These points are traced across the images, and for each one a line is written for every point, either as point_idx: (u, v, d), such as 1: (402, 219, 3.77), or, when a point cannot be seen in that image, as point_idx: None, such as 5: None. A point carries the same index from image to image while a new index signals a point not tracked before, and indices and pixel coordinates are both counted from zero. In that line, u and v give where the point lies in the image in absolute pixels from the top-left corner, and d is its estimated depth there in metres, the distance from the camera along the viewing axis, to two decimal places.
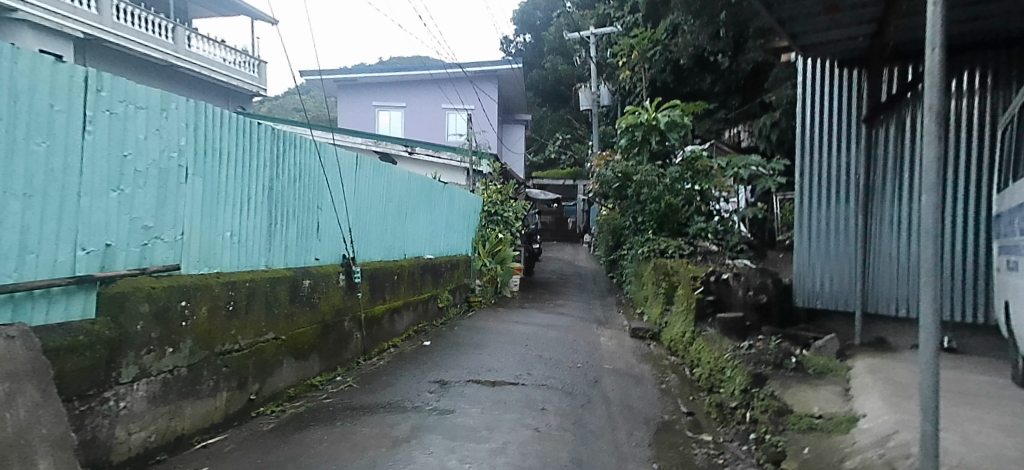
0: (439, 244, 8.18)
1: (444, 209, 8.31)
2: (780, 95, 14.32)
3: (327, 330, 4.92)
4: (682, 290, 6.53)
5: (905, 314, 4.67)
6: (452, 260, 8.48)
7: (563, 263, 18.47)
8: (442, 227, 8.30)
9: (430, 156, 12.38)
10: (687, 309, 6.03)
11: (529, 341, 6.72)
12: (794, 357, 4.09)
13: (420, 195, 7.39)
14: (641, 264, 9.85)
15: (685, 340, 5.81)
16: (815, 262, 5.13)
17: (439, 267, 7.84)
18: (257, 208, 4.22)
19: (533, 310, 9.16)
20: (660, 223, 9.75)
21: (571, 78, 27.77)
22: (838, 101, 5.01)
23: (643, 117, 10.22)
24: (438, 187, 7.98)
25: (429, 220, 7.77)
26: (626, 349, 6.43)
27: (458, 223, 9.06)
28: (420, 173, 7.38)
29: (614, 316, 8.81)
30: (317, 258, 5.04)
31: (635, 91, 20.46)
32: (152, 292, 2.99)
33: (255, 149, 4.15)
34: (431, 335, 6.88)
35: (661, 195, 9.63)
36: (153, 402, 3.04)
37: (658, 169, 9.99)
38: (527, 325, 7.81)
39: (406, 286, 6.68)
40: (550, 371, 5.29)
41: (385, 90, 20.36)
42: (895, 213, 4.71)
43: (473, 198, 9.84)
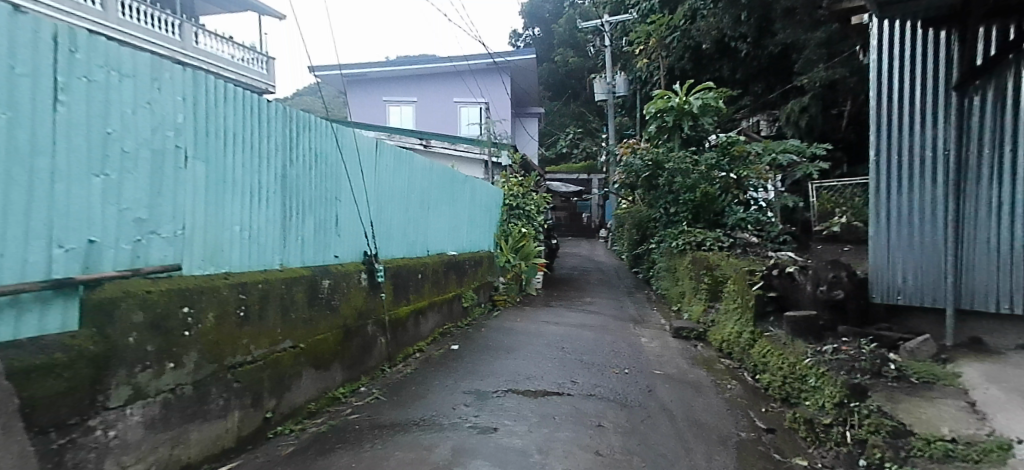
0: (463, 239, 7.65)
1: (467, 202, 7.78)
2: (811, 79, 13.59)
3: (350, 336, 4.42)
4: (732, 285, 5.95)
5: (1007, 310, 3.93)
6: (476, 257, 7.95)
7: (583, 259, 17.89)
8: (466, 223, 7.77)
9: (445, 149, 11.84)
10: (742, 306, 5.46)
11: (564, 343, 6.17)
12: (893, 363, 3.51)
13: (443, 187, 6.87)
14: (674, 259, 9.23)
15: (741, 341, 5.24)
16: (895, 254, 4.54)
17: (463, 265, 7.31)
18: (270, 199, 3.72)
19: (561, 308, 8.62)
20: (696, 213, 9.19)
21: (584, 71, 27.24)
22: (919, 69, 4.38)
23: (674, 101, 9.64)
24: (461, 178, 7.45)
25: (452, 213, 7.24)
26: (673, 351, 5.86)
27: (482, 217, 8.52)
28: (443, 163, 6.83)
29: (649, 315, 8.23)
30: (336, 256, 4.53)
31: (652, 80, 19.82)
32: (147, 298, 2.48)
33: (265, 131, 3.65)
34: (458, 338, 6.35)
35: (697, 183, 9.04)
36: (152, 428, 2.54)
37: (691, 155, 9.39)
38: (559, 325, 7.26)
39: (430, 285, 6.17)
40: (595, 378, 4.75)
41: (394, 85, 19.80)
42: (991, 194, 4.00)
43: (496, 191, 9.30)
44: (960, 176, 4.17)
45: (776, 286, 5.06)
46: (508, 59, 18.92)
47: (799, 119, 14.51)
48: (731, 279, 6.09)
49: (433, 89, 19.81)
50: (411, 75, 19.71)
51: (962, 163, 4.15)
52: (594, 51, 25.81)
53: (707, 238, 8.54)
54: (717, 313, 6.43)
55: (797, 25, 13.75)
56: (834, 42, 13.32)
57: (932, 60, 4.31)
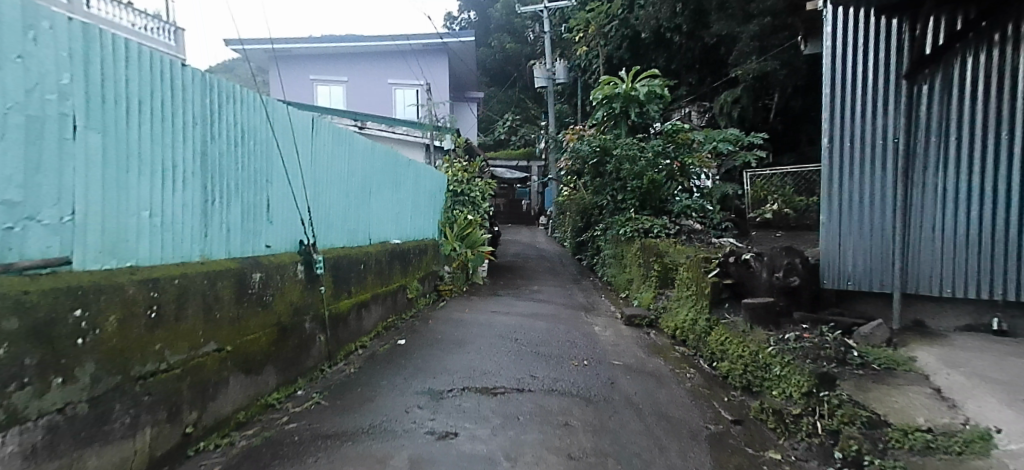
0: (406, 226, 7.18)
1: (411, 187, 7.30)
2: (744, 71, 14.06)
3: (286, 334, 3.90)
4: (685, 273, 5.91)
5: (948, 293, 4.18)
6: (421, 245, 7.51)
7: (524, 246, 17.74)
8: (409, 209, 7.29)
9: (383, 132, 11.15)
10: (697, 294, 5.42)
11: (517, 334, 5.91)
12: (854, 351, 3.56)
13: (385, 171, 6.36)
14: (621, 246, 9.23)
15: (697, 329, 5.21)
16: (844, 239, 4.68)
17: (407, 254, 6.84)
18: (187, 180, 3.14)
19: (509, 297, 8.37)
20: (643, 201, 9.20)
21: (522, 57, 26.98)
22: (870, 59, 4.49)
23: (621, 87, 9.59)
24: (405, 161, 6.96)
25: (395, 199, 6.75)
26: (627, 340, 5.78)
27: (426, 203, 8.06)
28: (386, 144, 6.30)
29: (599, 303, 8.16)
30: (268, 245, 3.98)
31: (591, 68, 19.92)
32: (24, 301, 1.92)
33: (180, 100, 3.07)
34: (404, 332, 5.91)
35: (644, 170, 9.00)
36: (33, 459, 1.96)
37: (637, 142, 9.39)
38: (510, 315, 6.99)
39: (373, 276, 5.66)
40: (555, 372, 4.53)
41: (324, 63, 18.52)
42: (938, 183, 4.19)
43: (440, 176, 8.84)
44: (907, 165, 4.33)
45: (732, 273, 5.06)
46: (447, 40, 18.23)
47: (731, 110, 15.04)
48: (684, 266, 6.06)
49: (367, 70, 18.76)
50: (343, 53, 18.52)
51: (910, 152, 4.31)
52: (534, 37, 25.65)
53: (654, 225, 8.58)
54: (669, 300, 6.41)
55: (731, 17, 14.14)
56: (765, 36, 13.83)
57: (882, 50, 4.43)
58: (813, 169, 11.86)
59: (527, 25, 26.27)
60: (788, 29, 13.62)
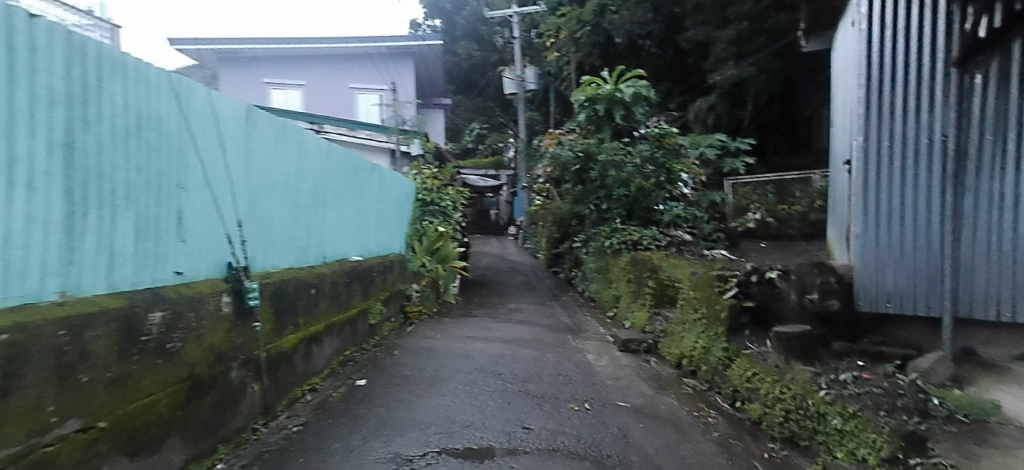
0: (366, 241, 6.12)
1: (371, 195, 6.20)
2: (722, 76, 13.64)
3: (200, 392, 2.80)
4: (691, 292, 5.18)
5: (1009, 320, 3.51)
6: (385, 262, 6.49)
7: (496, 258, 16.87)
8: (369, 221, 6.21)
9: (342, 135, 10.00)
10: (709, 317, 4.68)
11: (499, 367, 5.00)
12: (931, 397, 2.89)
13: (343, 177, 5.26)
14: (606, 258, 8.49)
15: (712, 359, 4.44)
16: (883, 256, 4.10)
17: (369, 274, 5.84)
18: (41, 187, 1.94)
19: (486, 319, 7.49)
20: (629, 209, 8.51)
21: (490, 65, 26.26)
22: (918, 49, 3.94)
23: (604, 88, 8.95)
24: (365, 164, 5.88)
25: (355, 210, 5.72)
26: (628, 372, 5.00)
27: (388, 213, 6.98)
28: (346, 146, 5.29)
29: (586, 323, 7.34)
30: (179, 273, 2.81)
31: (562, 75, 19.32)
32: None
33: (25, 62, 1.86)
34: (366, 367, 4.94)
35: (631, 177, 8.38)
36: None
37: (623, 147, 8.76)
38: (489, 341, 6.08)
39: (329, 302, 4.66)
40: (553, 421, 3.69)
41: (279, 65, 17.24)
42: (993, 186, 3.53)
43: (407, 182, 7.77)
44: (958, 165, 3.69)
45: (755, 295, 4.35)
46: (412, 43, 17.23)
47: (706, 117, 14.64)
48: (688, 284, 5.33)
49: (327, 73, 17.61)
50: (301, 54, 17.35)
51: (961, 151, 3.67)
52: (503, 44, 24.99)
53: (643, 237, 7.90)
54: (670, 321, 5.66)
55: (706, 21, 13.71)
56: (741, 40, 13.46)
57: (926, 38, 3.89)
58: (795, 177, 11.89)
59: (495, 32, 25.60)
60: (764, 34, 13.33)
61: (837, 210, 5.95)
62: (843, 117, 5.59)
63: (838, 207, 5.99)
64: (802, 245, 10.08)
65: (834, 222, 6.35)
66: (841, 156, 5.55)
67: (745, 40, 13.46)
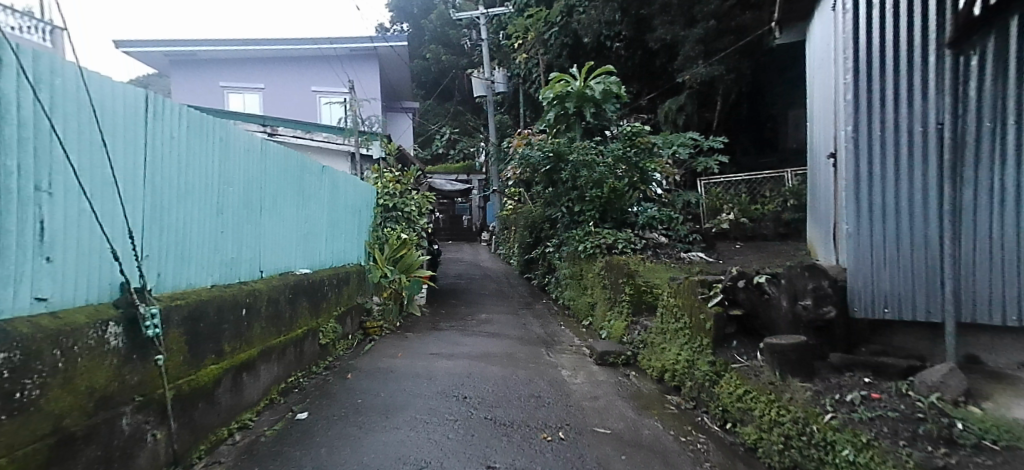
0: (314, 252, 5.45)
1: (318, 200, 5.55)
2: (691, 75, 13.41)
3: (71, 453, 2.12)
4: (672, 299, 4.76)
5: (1016, 322, 3.20)
6: (339, 275, 5.86)
7: (468, 265, 16.32)
8: (318, 229, 5.56)
9: (297, 138, 9.32)
10: (693, 327, 4.27)
11: (464, 390, 4.48)
12: (953, 422, 2.50)
13: (281, 180, 4.60)
14: (579, 264, 8.07)
15: (699, 375, 4.01)
16: (877, 255, 3.76)
17: (319, 289, 5.22)
18: None
19: (452, 332, 6.96)
20: (602, 211, 8.09)
21: (458, 68, 25.74)
22: (906, 31, 3.62)
23: (573, 85, 8.56)
24: (309, 164, 5.23)
25: (299, 217, 5.06)
26: (606, 390, 4.55)
27: (341, 219, 6.32)
28: (285, 144, 4.64)
29: (560, 334, 6.89)
30: (45, 299, 2.11)
31: (531, 77, 18.93)
32: None
33: None
34: (312, 395, 4.35)
35: (603, 177, 7.96)
36: None
37: (594, 146, 8.35)
38: (455, 358, 5.56)
39: (265, 323, 4.03)
40: (523, 457, 3.19)
41: (235, 68, 16.42)
42: (994, 178, 3.23)
43: (364, 184, 7.14)
44: (954, 157, 3.38)
45: (743, 302, 3.95)
46: (376, 44, 16.51)
47: (677, 117, 14.45)
48: (670, 289, 4.91)
49: (287, 76, 16.78)
50: (258, 57, 16.52)
51: (958, 141, 3.36)
52: (471, 46, 24.46)
53: (618, 240, 7.48)
54: (650, 331, 5.24)
55: (674, 20, 13.48)
56: (710, 39, 13.30)
57: (915, 15, 3.57)
58: (768, 176, 11.79)
59: (462, 34, 25.07)
60: (731, 33, 13.18)
61: (818, 207, 5.66)
62: (822, 108, 5.28)
63: (818, 204, 5.72)
64: (778, 245, 9.86)
65: (814, 220, 6.09)
66: (821, 150, 5.25)
67: (713, 38, 13.29)
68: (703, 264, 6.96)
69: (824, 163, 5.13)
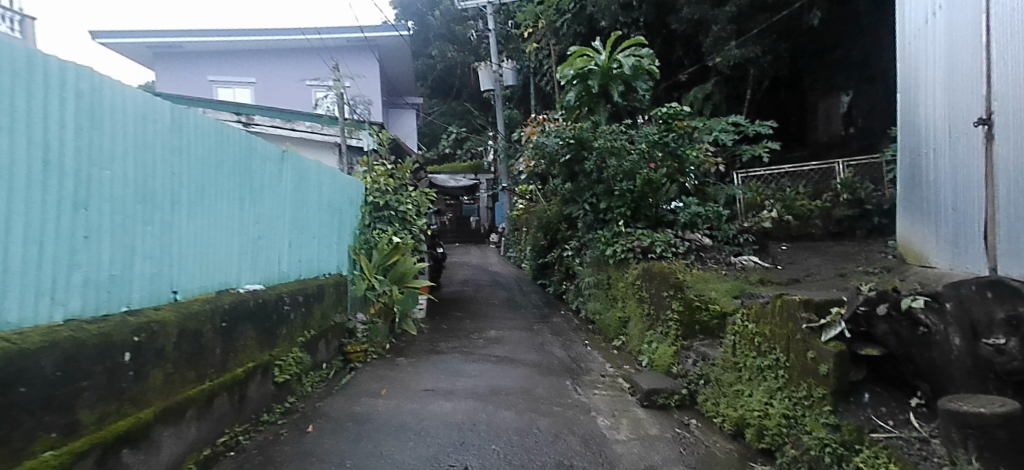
0: (266, 263, 4.12)
1: (276, 193, 4.29)
2: (721, 58, 11.93)
3: None
4: (753, 327, 3.44)
5: None
6: (304, 290, 4.56)
7: (475, 270, 15.09)
8: (276, 230, 4.31)
9: (276, 127, 8.10)
10: (795, 366, 2.97)
11: (464, 456, 3.18)
12: None
13: (211, 165, 3.33)
14: (606, 270, 6.79)
15: (805, 441, 2.66)
16: None
17: (274, 310, 3.96)
18: None
19: (454, 356, 5.69)
20: (634, 209, 6.77)
21: (465, 63, 24.42)
22: None
23: (597, 60, 7.25)
24: (259, 146, 3.98)
25: (240, 218, 3.73)
26: (663, 456, 3.23)
27: (311, 219, 5.05)
28: (210, 118, 3.31)
29: (587, 358, 5.60)
30: None
31: (542, 68, 17.60)
32: None
33: None
34: (249, 465, 3.06)
35: (636, 167, 6.63)
36: None
37: (623, 130, 7.03)
38: (454, 398, 4.27)
39: (168, 371, 2.71)
40: None
41: (223, 61, 15.30)
42: None
43: (345, 174, 5.90)
44: None
45: (883, 339, 2.64)
46: (360, 33, 15.13)
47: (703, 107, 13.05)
48: (745, 311, 3.60)
49: (279, 68, 15.62)
50: (248, 48, 15.38)
51: None
52: (478, 39, 23.11)
53: (655, 242, 6.16)
54: (713, 362, 3.93)
55: None
56: (742, 17, 11.83)
57: None
58: (816, 167, 10.53)
59: (469, 27, 23.67)
60: (766, 10, 11.70)
61: (933, 200, 4.34)
62: (952, 67, 3.96)
63: (929, 196, 4.42)
64: (835, 247, 8.51)
65: (915, 218, 4.76)
66: (953, 122, 3.92)
67: (746, 15, 11.82)
68: (763, 275, 5.68)
69: (966, 137, 3.75)
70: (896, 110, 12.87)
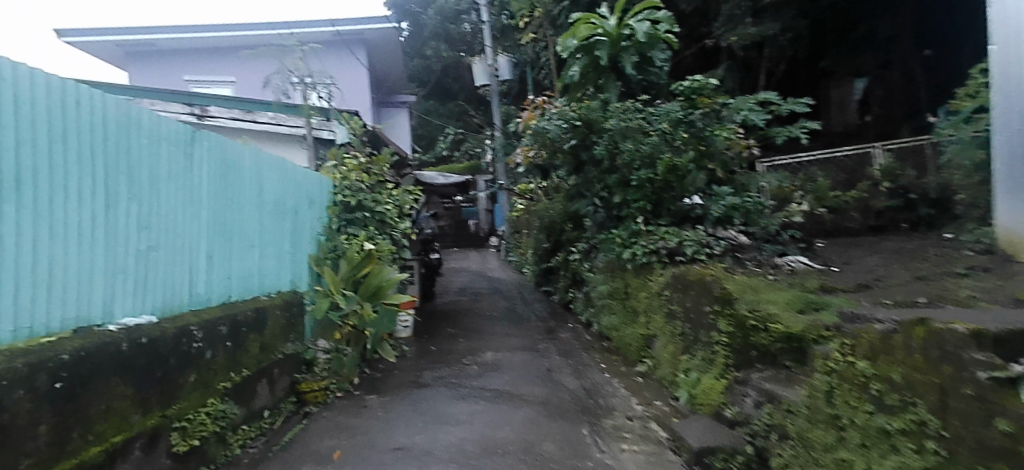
0: (161, 282, 2.93)
1: (180, 187, 3.14)
2: (736, 38, 10.35)
3: None
4: (867, 368, 2.31)
5: None
6: (230, 318, 3.40)
7: (474, 276, 14.00)
8: (181, 236, 3.14)
9: (234, 119, 7.04)
10: (960, 438, 1.84)
11: None
12: None
13: (47, 143, 2.16)
14: (623, 277, 5.65)
15: None
16: None
17: (175, 351, 2.80)
18: None
19: (438, 392, 4.53)
20: (657, 202, 5.60)
21: (460, 59, 23.22)
22: None
23: (603, 25, 6.05)
24: (145, 122, 2.83)
25: (111, 220, 2.54)
26: None
27: (241, 222, 3.89)
28: (32, 69, 2.11)
29: (607, 391, 4.44)
30: None
31: (540, 60, 16.40)
32: None
33: None
34: None
35: (657, 151, 5.49)
36: None
37: (639, 107, 5.89)
38: (432, 464, 3.09)
39: None
40: None
41: (201, 58, 14.28)
42: None
43: (295, 166, 4.78)
44: None
45: None
46: (336, 27, 13.92)
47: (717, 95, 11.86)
48: (848, 340, 2.46)
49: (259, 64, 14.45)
50: (225, 45, 14.28)
51: None
52: (472, 32, 21.84)
53: (685, 242, 5.01)
54: (793, 409, 2.79)
55: None
56: None
57: None
58: (850, 151, 9.35)
59: (462, 19, 22.42)
60: None
61: None
62: None
63: None
64: (884, 242, 7.37)
65: None
66: None
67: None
68: (824, 282, 4.52)
69: None
70: (929, 90, 11.69)
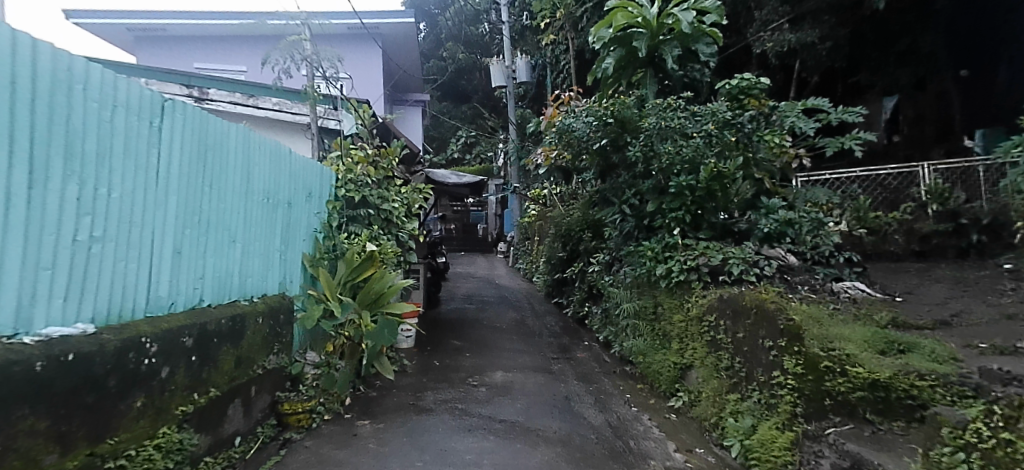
0: (107, 281, 2.34)
1: (141, 166, 2.55)
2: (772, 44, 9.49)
3: None
4: None
5: None
6: (196, 326, 2.81)
7: (483, 283, 13.40)
8: (140, 227, 2.55)
9: (234, 104, 6.50)
10: None
11: None
12: None
13: None
14: (654, 295, 5.02)
15: None
16: None
17: (114, 366, 2.21)
18: None
19: (441, 419, 3.93)
20: (697, 213, 4.98)
21: (476, 61, 22.66)
22: None
23: (644, 13, 5.44)
24: (96, 83, 2.25)
25: (41, 201, 1.95)
26: None
27: (219, 212, 3.30)
28: None
29: (638, 430, 3.82)
30: None
31: (559, 63, 15.82)
32: None
33: None
34: None
35: (699, 155, 4.87)
36: None
37: (681, 106, 5.28)
38: None
39: None
40: None
41: (212, 47, 13.80)
42: None
43: (289, 153, 4.20)
44: None
45: None
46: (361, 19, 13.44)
47: None
48: None
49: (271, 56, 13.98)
50: (237, 34, 13.79)
51: None
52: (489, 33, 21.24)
53: (731, 260, 4.38)
54: None
55: None
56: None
57: None
58: (894, 170, 8.65)
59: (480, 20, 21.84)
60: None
61: None
62: None
63: None
64: (935, 270, 6.73)
65: None
66: None
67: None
68: (894, 314, 3.87)
69: None
70: None
